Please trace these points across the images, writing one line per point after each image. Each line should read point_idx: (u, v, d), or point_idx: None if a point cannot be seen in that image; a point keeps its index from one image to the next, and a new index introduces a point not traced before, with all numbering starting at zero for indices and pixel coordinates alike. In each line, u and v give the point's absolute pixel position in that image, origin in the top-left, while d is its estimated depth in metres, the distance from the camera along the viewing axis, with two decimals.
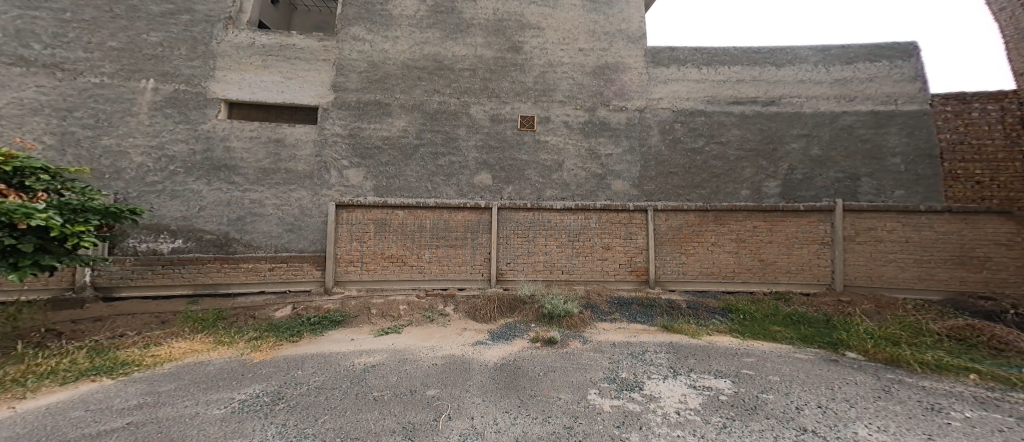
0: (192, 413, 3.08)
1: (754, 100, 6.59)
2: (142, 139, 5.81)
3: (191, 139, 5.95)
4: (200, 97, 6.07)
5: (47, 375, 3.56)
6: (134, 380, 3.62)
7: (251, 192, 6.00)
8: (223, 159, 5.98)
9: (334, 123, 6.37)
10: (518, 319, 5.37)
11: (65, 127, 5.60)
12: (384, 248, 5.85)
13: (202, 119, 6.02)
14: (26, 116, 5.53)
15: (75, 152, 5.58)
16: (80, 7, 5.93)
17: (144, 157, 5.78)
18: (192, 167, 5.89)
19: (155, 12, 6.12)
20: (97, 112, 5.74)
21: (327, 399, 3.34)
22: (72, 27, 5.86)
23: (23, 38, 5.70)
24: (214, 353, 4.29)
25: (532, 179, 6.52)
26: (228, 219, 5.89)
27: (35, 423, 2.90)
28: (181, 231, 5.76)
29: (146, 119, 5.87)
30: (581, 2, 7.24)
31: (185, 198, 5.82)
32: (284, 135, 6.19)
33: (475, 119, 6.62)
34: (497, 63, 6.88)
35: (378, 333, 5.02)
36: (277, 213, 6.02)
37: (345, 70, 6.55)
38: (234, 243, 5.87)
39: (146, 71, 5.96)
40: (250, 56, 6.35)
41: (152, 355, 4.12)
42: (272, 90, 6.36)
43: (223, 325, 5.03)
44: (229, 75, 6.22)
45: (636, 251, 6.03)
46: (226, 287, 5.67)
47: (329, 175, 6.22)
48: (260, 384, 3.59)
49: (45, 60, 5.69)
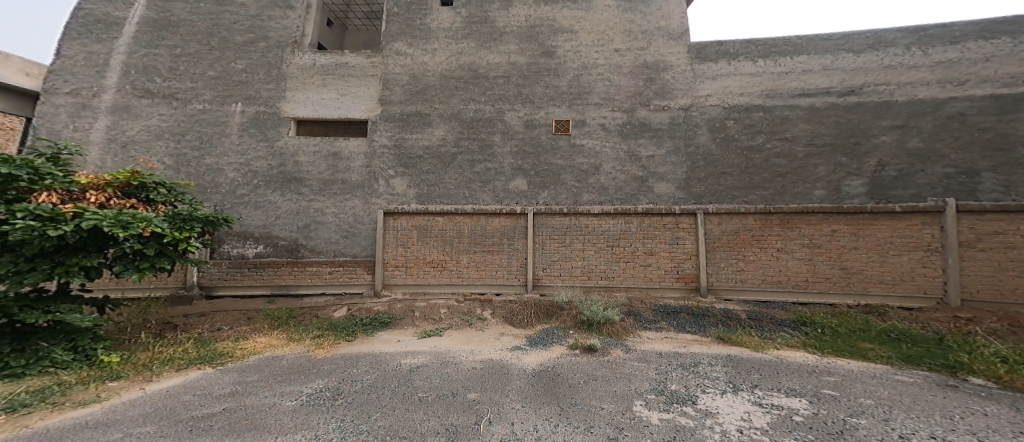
0: (272, 402, 3.37)
1: (827, 90, 6.08)
2: (234, 157, 6.53)
3: (269, 155, 6.59)
4: (275, 116, 6.73)
5: (168, 361, 4.02)
6: (229, 370, 4.02)
7: (315, 202, 6.52)
8: (294, 172, 6.56)
9: (382, 134, 6.76)
10: (556, 325, 5.27)
11: (180, 149, 6.46)
12: (427, 253, 6.07)
13: (277, 137, 6.66)
14: (152, 140, 6.44)
15: (186, 171, 6.43)
16: (187, 42, 6.81)
17: (236, 173, 6.49)
18: (270, 180, 6.53)
19: (238, 41, 6.88)
20: (201, 134, 6.53)
21: (379, 397, 3.50)
22: (182, 60, 6.74)
23: (148, 73, 6.67)
24: (287, 349, 4.65)
25: (570, 183, 6.47)
26: (297, 227, 6.44)
27: (159, 403, 3.26)
28: (262, 237, 6.40)
29: (237, 139, 6.58)
30: (616, 2, 7.10)
31: (264, 208, 6.45)
32: (341, 148, 6.68)
33: (510, 125, 6.72)
34: (531, 68, 6.94)
35: (422, 335, 5.15)
36: (335, 221, 6.48)
37: (390, 84, 6.95)
38: (302, 249, 6.42)
39: (235, 95, 6.71)
40: (312, 76, 6.94)
41: (241, 348, 4.56)
42: (331, 106, 6.88)
43: (293, 323, 5.42)
44: (297, 95, 6.84)
45: (685, 257, 5.74)
46: (295, 288, 6.13)
47: (379, 184, 6.60)
48: (323, 380, 3.86)
49: (164, 91, 6.62)
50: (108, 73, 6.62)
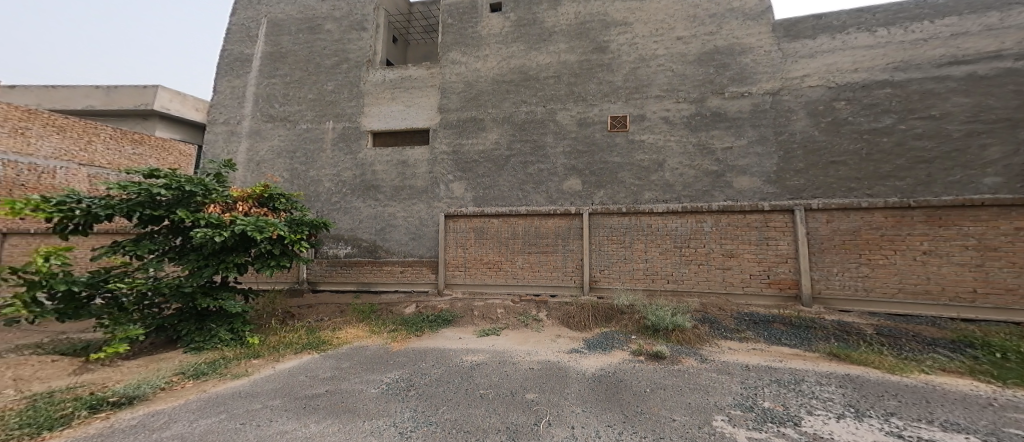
0: (358, 388, 3.31)
1: (998, 54, 4.87)
2: (328, 169, 7.29)
3: (354, 166, 7.21)
4: (356, 130, 7.33)
5: (289, 345, 4.30)
6: (330, 355, 4.11)
7: (389, 206, 6.95)
8: (371, 181, 7.09)
9: (441, 141, 6.94)
10: (615, 329, 4.62)
11: (292, 165, 7.39)
12: (482, 254, 5.90)
13: (359, 149, 7.24)
14: (275, 158, 7.49)
15: (300, 181, 7.34)
16: (293, 70, 7.77)
17: (331, 182, 7.22)
18: (354, 188, 7.14)
19: (328, 65, 7.67)
20: (303, 150, 7.41)
21: (445, 391, 3.24)
22: (290, 87, 7.71)
23: (268, 99, 7.75)
24: (366, 340, 4.63)
25: (627, 181, 6.00)
26: (376, 229, 6.93)
27: (280, 382, 3.39)
28: (348, 239, 7.01)
29: (331, 152, 7.32)
30: None
31: (351, 213, 7.06)
32: (407, 156, 7.04)
33: (563, 125, 6.46)
34: (582, 66, 6.58)
35: (480, 333, 4.85)
36: (405, 223, 6.84)
37: (447, 92, 7.11)
38: (380, 249, 6.86)
39: (327, 113, 7.48)
40: (383, 91, 7.41)
41: (336, 337, 4.69)
42: (398, 117, 7.26)
43: (375, 316, 5.59)
44: (372, 109, 7.36)
45: (778, 260, 4.75)
46: (374, 285, 6.47)
47: (440, 189, 6.80)
48: (398, 370, 3.73)
49: (280, 114, 7.63)
50: (244, 105, 7.85)
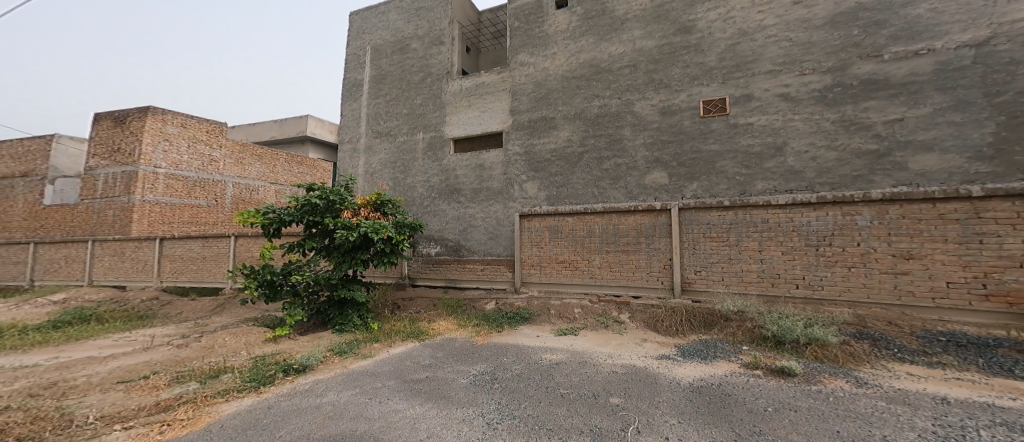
0: (451, 378, 3.37)
1: None
2: (419, 176, 6.59)
3: (439, 172, 6.39)
4: (439, 139, 6.49)
5: (399, 333, 4.59)
6: (426, 344, 4.21)
7: (470, 208, 6.05)
8: (453, 183, 6.26)
9: (513, 142, 5.78)
10: (719, 338, 3.46)
11: (386, 173, 6.89)
12: (557, 253, 4.85)
13: (443, 156, 6.40)
14: (380, 168, 6.97)
15: (400, 189, 6.75)
16: (388, 86, 7.15)
17: (425, 188, 6.50)
18: (439, 193, 6.35)
19: (415, 80, 6.93)
20: (396, 160, 6.84)
21: (525, 387, 2.93)
22: (388, 104, 7.10)
23: (377, 116, 7.16)
24: (454, 333, 4.51)
25: (729, 171, 4.42)
26: (458, 230, 6.15)
27: (390, 366, 3.68)
28: (436, 238, 6.33)
29: (421, 162, 6.61)
30: None
31: (439, 216, 6.32)
32: (484, 159, 6.03)
33: (642, 116, 4.96)
34: (663, 50, 4.97)
35: (557, 332, 4.06)
36: (485, 224, 5.90)
37: (516, 94, 5.90)
38: (464, 249, 6.06)
39: (417, 125, 6.76)
40: (460, 99, 6.44)
41: (432, 327, 4.74)
42: (475, 125, 6.24)
43: (461, 312, 5.16)
44: (454, 117, 6.46)
45: (1005, 264, 2.93)
46: (458, 282, 5.88)
47: (513, 189, 5.71)
48: (481, 364, 3.62)
49: (378, 129, 7.10)
50: (359, 124, 7.33)
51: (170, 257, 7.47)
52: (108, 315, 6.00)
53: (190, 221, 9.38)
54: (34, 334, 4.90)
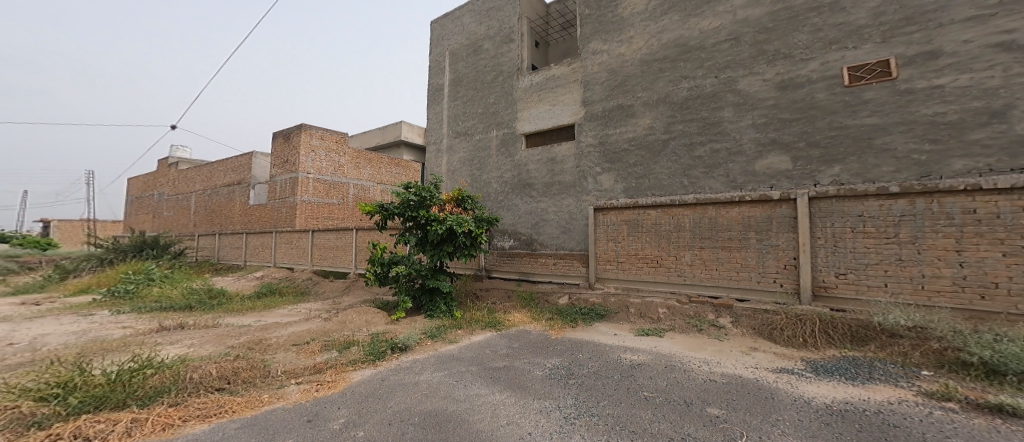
0: (527, 369, 3.40)
1: None
2: (493, 172, 6.69)
3: (513, 168, 6.40)
4: (511, 135, 6.51)
5: (482, 322, 4.74)
6: (504, 334, 4.30)
7: (542, 202, 5.92)
8: (525, 178, 6.19)
9: (586, 133, 5.48)
10: (880, 358, 2.79)
11: (462, 170, 7.16)
12: (638, 248, 4.57)
13: (514, 151, 6.42)
14: (459, 166, 7.23)
15: (477, 185, 6.93)
16: (464, 88, 7.39)
17: (498, 183, 6.59)
18: (511, 187, 6.38)
19: (488, 79, 7.04)
20: (472, 158, 7.05)
21: (605, 385, 2.82)
22: (465, 104, 7.32)
23: (456, 116, 7.43)
24: (527, 325, 4.54)
25: (900, 148, 3.44)
26: (530, 223, 6.05)
27: (471, 352, 3.85)
28: (509, 232, 6.33)
29: (495, 158, 6.70)
30: None
31: (513, 210, 6.31)
32: (556, 153, 5.80)
33: (749, 94, 4.26)
34: (780, 15, 4.19)
35: (637, 332, 3.87)
36: (557, 217, 5.70)
37: (589, 84, 5.56)
38: (535, 242, 5.93)
39: (491, 123, 6.86)
40: (531, 94, 6.36)
41: (507, 318, 4.84)
42: (545, 119, 6.10)
43: (533, 305, 5.20)
44: (524, 112, 6.40)
45: None
46: (531, 275, 5.86)
47: (587, 182, 5.40)
48: (558, 358, 3.59)
49: (456, 129, 7.38)
50: (441, 126, 7.67)
51: (318, 245, 8.75)
52: (284, 290, 7.47)
53: (329, 217, 11.15)
54: (249, 302, 6.45)
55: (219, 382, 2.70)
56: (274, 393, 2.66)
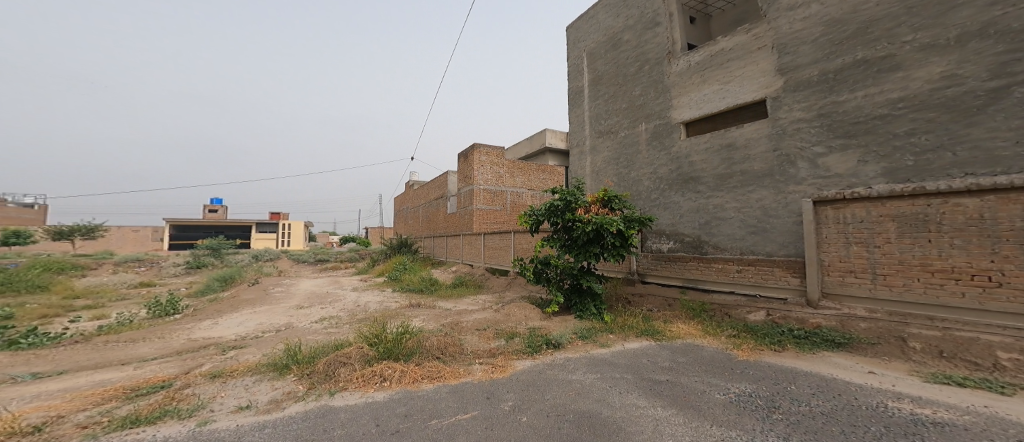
0: (701, 389, 2.76)
1: None
2: (643, 168, 5.83)
3: (668, 161, 5.38)
4: (664, 126, 5.51)
5: (649, 332, 4.13)
6: (669, 346, 3.72)
7: (715, 196, 4.73)
8: (688, 172, 5.09)
9: (790, 106, 4.01)
10: None
11: (607, 169, 6.58)
12: (930, 256, 2.93)
13: (669, 143, 5.39)
14: (604, 166, 6.67)
15: (624, 185, 6.19)
16: (604, 84, 6.78)
17: (649, 180, 5.69)
18: (668, 183, 5.37)
19: (630, 73, 6.22)
20: (617, 156, 6.36)
21: (840, 432, 2.04)
22: (606, 102, 6.71)
23: (597, 116, 6.93)
24: (700, 340, 3.81)
25: None
26: (697, 224, 4.94)
27: (627, 360, 3.43)
28: (669, 234, 5.31)
29: (644, 154, 5.82)
30: None
31: (671, 209, 5.30)
32: (734, 136, 4.53)
33: None
34: None
35: (935, 378, 2.58)
36: (740, 216, 4.43)
37: (790, 45, 4.08)
38: (705, 246, 4.82)
39: (637, 116, 6.02)
40: (691, 77, 5.22)
41: (669, 329, 4.17)
42: (713, 102, 4.89)
43: (707, 319, 4.35)
44: (681, 98, 5.31)
45: None
46: (700, 283, 4.78)
47: (796, 167, 3.91)
48: (749, 384, 2.78)
49: (600, 128, 6.85)
50: (584, 127, 7.27)
51: (489, 246, 9.79)
52: (469, 281, 8.74)
53: (496, 222, 12.40)
54: (450, 290, 7.93)
55: (438, 352, 3.39)
56: (462, 367, 3.17)
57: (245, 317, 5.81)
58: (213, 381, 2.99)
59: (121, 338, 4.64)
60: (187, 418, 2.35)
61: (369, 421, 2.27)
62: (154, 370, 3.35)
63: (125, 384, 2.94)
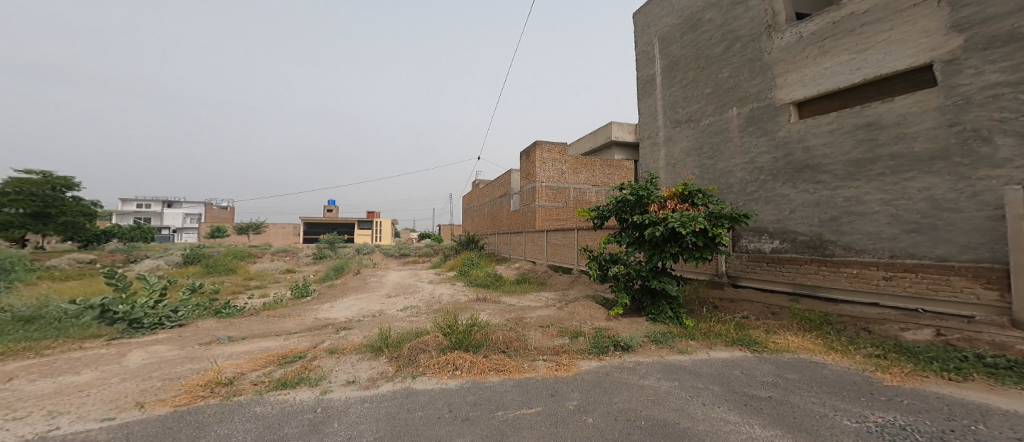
0: (822, 412, 2.18)
1: None
2: (735, 158, 5.14)
3: (772, 147, 4.65)
4: (765, 109, 4.78)
5: (745, 341, 3.54)
6: (769, 360, 3.12)
7: (845, 187, 3.91)
8: (801, 160, 4.31)
9: (979, 69, 3.10)
10: None
11: (693, 162, 5.89)
12: None
13: (776, 128, 4.63)
14: (686, 158, 6.03)
15: (709, 177, 5.60)
16: (684, 70, 6.11)
17: (743, 172, 5.01)
18: (775, 174, 4.60)
19: (716, 53, 5.54)
20: (704, 146, 5.68)
21: None
22: (687, 88, 6.04)
23: (675, 104, 6.28)
24: (818, 355, 3.13)
25: None
26: (818, 220, 4.12)
27: (712, 370, 2.95)
28: (776, 231, 4.55)
29: (737, 141, 5.12)
30: None
31: (776, 203, 4.56)
32: (874, 114, 3.70)
33: None
34: None
35: None
36: (888, 209, 3.57)
37: None
38: (830, 245, 4.01)
39: (727, 100, 5.32)
40: (804, 50, 4.44)
41: (772, 340, 3.52)
42: (839, 76, 4.09)
43: (833, 332, 3.56)
44: (791, 75, 4.53)
45: None
46: (823, 291, 3.93)
47: (991, 145, 3.01)
48: (900, 413, 2.13)
49: (680, 118, 6.16)
50: (658, 118, 6.65)
51: (550, 244, 9.59)
52: (532, 278, 8.63)
53: (557, 220, 12.15)
54: (513, 286, 7.93)
55: (502, 346, 3.28)
56: (526, 363, 3.04)
57: (352, 302, 6.44)
58: (332, 356, 3.28)
59: (274, 313, 5.43)
60: (315, 385, 2.61)
61: (443, 406, 2.27)
62: (296, 342, 3.80)
63: (280, 352, 3.42)
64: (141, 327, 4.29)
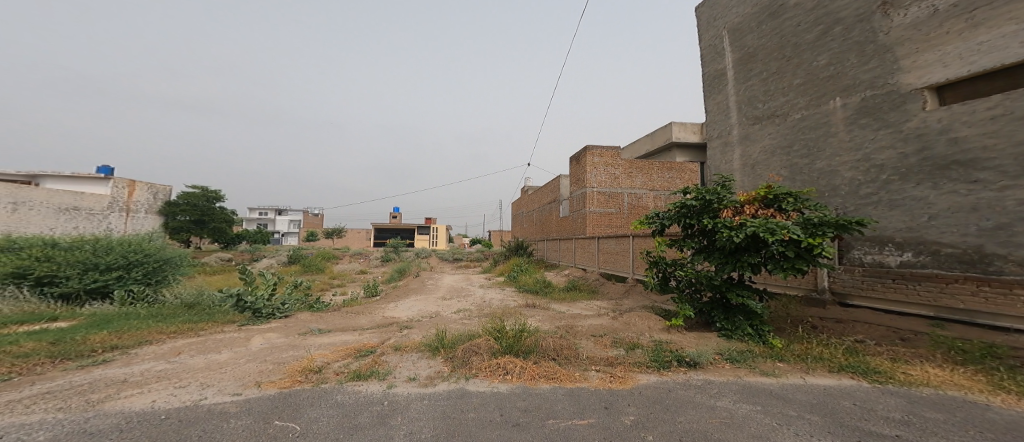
0: None
1: None
2: (841, 154, 4.05)
3: (901, 140, 3.51)
4: (889, 97, 3.66)
5: (866, 370, 2.63)
6: (897, 394, 2.29)
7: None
8: (946, 156, 3.21)
9: None
10: None
11: (775, 161, 4.90)
12: None
13: (903, 117, 3.51)
14: (770, 157, 4.98)
15: (802, 178, 4.50)
16: (763, 59, 5.18)
17: (853, 172, 3.91)
18: (904, 172, 3.46)
19: (808, 39, 4.53)
20: (795, 143, 4.63)
21: None
22: (769, 81, 5.07)
23: (751, 98, 5.36)
24: (986, 397, 2.21)
25: None
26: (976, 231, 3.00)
27: (818, 398, 2.28)
28: (908, 243, 3.39)
29: (845, 135, 4.03)
30: None
31: (905, 208, 3.43)
32: None
33: None
34: None
35: None
36: None
37: None
38: (995, 262, 2.89)
39: (828, 91, 4.25)
40: (941, 23, 3.34)
41: (903, 371, 2.60)
42: (1003, 50, 2.99)
43: (1002, 368, 2.50)
44: (924, 56, 3.44)
45: None
46: (987, 317, 2.82)
47: None
48: None
49: (759, 112, 5.21)
50: (730, 115, 5.76)
51: (604, 250, 9.40)
52: (582, 286, 8.32)
53: (610, 225, 11.86)
54: (564, 293, 7.77)
55: (552, 352, 3.16)
56: (576, 371, 2.90)
57: (413, 302, 6.96)
58: (397, 352, 3.52)
59: (353, 309, 6.02)
60: (382, 378, 2.78)
61: (494, 409, 2.22)
62: (367, 337, 4.21)
63: (355, 345, 3.77)
64: (260, 315, 4.94)
